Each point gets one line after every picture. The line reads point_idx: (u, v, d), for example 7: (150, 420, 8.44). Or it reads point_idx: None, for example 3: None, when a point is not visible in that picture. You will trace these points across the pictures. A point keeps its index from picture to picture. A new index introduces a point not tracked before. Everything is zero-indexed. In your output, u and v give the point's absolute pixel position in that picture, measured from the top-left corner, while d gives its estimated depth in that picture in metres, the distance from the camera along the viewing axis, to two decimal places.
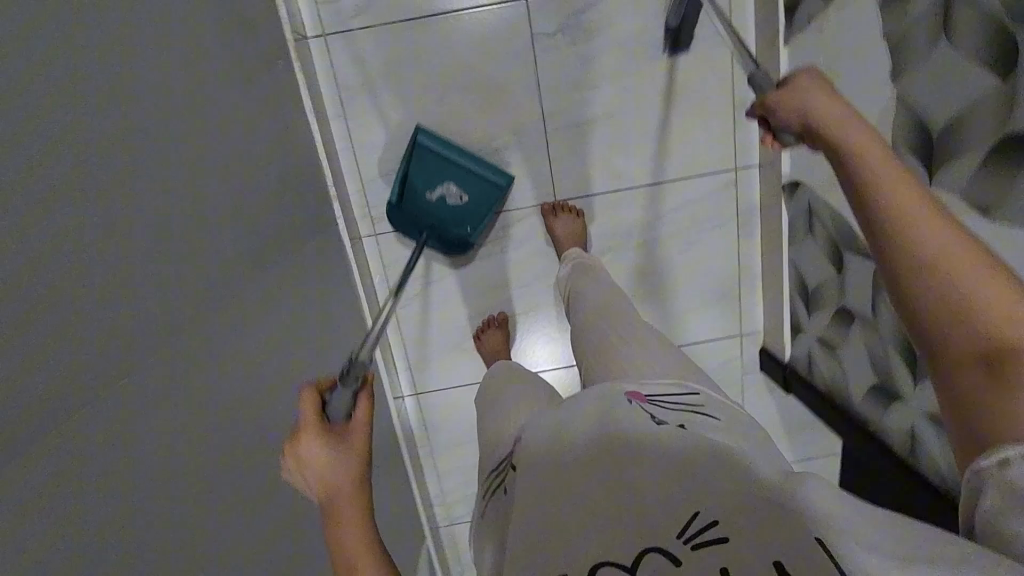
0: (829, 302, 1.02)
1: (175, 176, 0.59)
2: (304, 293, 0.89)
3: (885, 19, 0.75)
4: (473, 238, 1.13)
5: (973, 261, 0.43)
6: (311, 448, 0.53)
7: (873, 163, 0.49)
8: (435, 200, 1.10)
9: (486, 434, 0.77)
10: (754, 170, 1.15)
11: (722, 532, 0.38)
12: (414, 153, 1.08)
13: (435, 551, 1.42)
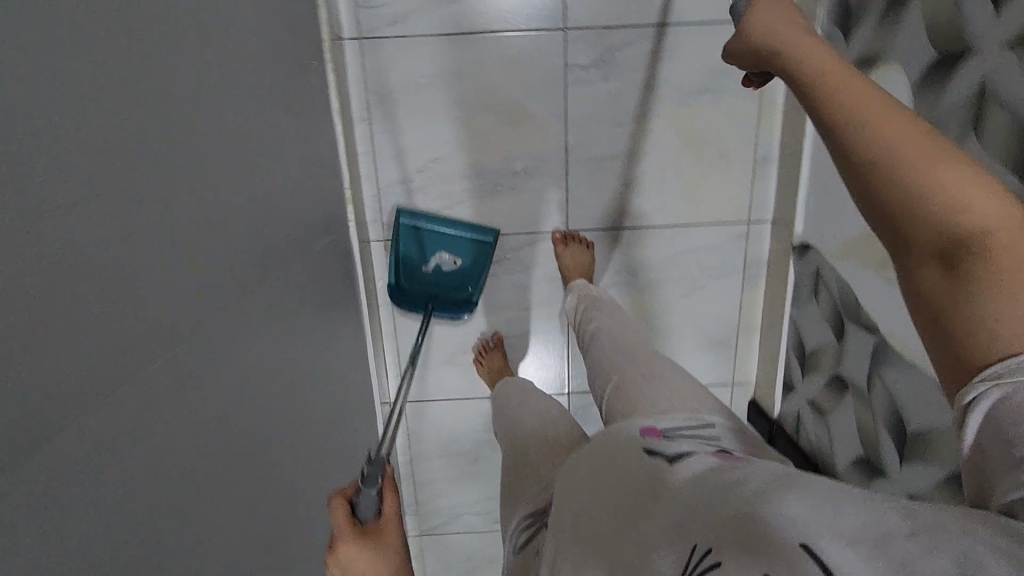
0: (824, 367, 1.03)
1: (195, 174, 0.58)
2: (309, 294, 0.89)
3: (916, 104, 0.76)
4: (475, 297, 1.17)
5: (919, 144, 0.42)
6: (349, 555, 0.56)
7: (820, 83, 0.49)
8: (432, 270, 1.17)
9: (512, 455, 0.79)
10: (766, 225, 1.16)
11: (715, 560, 0.38)
12: (397, 233, 1.14)
13: None
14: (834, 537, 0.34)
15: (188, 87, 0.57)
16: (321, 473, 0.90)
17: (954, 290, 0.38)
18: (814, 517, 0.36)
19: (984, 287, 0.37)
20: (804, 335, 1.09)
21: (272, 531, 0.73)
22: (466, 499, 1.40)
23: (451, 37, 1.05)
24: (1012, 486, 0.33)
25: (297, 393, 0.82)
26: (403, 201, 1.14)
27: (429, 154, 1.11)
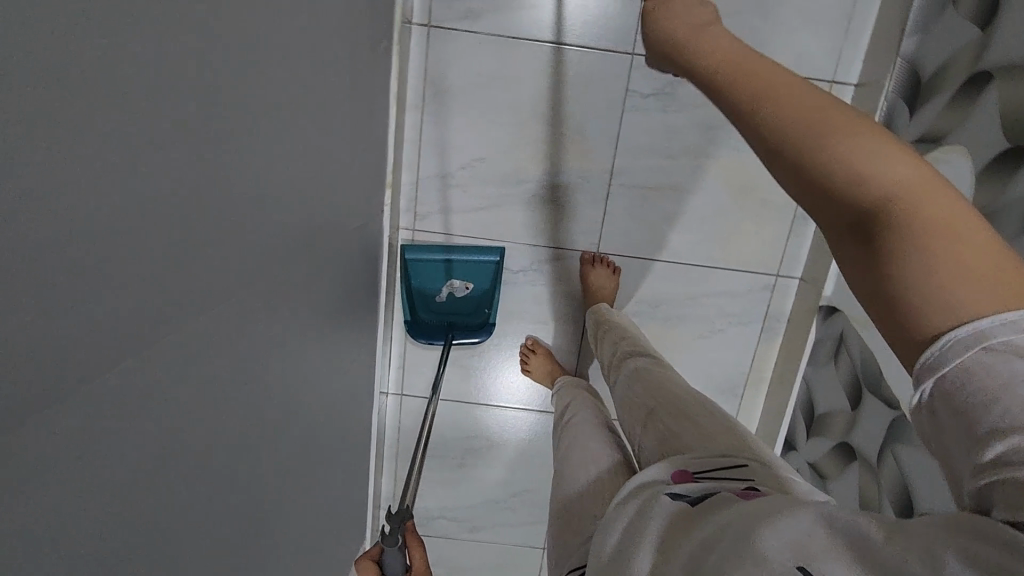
0: (833, 432, 1.02)
1: (278, 136, 0.56)
2: (341, 273, 0.86)
3: (979, 192, 0.76)
4: (493, 318, 1.16)
5: (817, 117, 0.38)
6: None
7: (720, 74, 0.45)
8: (445, 299, 1.15)
9: (556, 495, 0.80)
10: (794, 282, 1.16)
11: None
12: (408, 268, 1.13)
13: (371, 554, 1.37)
14: (827, 549, 0.34)
15: (283, 45, 0.56)
16: (319, 457, 0.87)
17: (879, 270, 0.34)
18: (788, 541, 0.36)
19: (908, 261, 0.33)
20: (816, 397, 1.09)
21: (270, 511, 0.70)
22: (444, 504, 1.37)
23: (520, 42, 1.04)
24: (980, 481, 0.29)
25: (313, 373, 0.80)
26: (440, 195, 1.13)
27: (474, 153, 1.10)
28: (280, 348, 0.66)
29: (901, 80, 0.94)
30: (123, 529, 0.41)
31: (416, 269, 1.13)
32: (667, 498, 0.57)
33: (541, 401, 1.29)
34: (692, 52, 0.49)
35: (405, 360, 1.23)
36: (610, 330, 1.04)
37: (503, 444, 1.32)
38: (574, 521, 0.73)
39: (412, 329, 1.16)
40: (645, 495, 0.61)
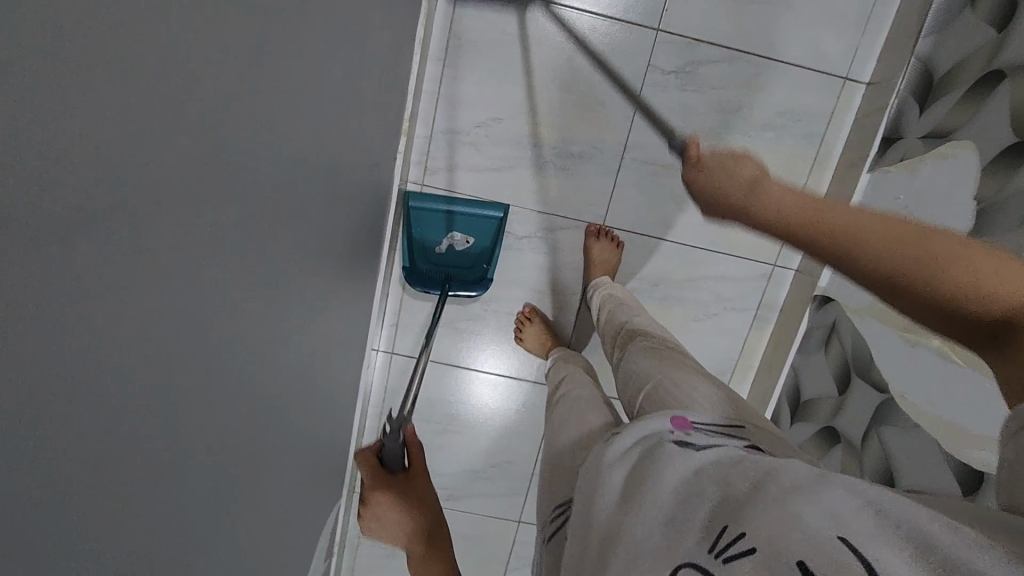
0: (818, 417, 1.05)
1: (342, 41, 0.56)
2: (360, 209, 0.85)
3: (984, 182, 0.79)
4: (491, 273, 1.14)
5: (914, 249, 0.38)
6: (386, 500, 0.58)
7: (780, 224, 0.44)
8: (444, 251, 1.14)
9: (551, 452, 0.80)
10: (789, 273, 1.19)
11: (750, 544, 0.36)
12: (410, 218, 1.11)
13: (346, 517, 1.34)
14: (881, 539, 0.33)
15: None
16: (326, 394, 0.86)
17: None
18: (830, 513, 0.35)
19: None
20: (803, 384, 1.12)
21: (293, 436, 0.69)
22: None
23: (549, 6, 1.05)
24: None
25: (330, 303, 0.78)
26: (453, 152, 1.12)
27: (491, 113, 1.10)
28: (315, 267, 0.65)
29: (913, 78, 0.98)
30: (220, 405, 0.40)
31: (417, 221, 1.12)
32: (672, 444, 0.55)
33: (527, 372, 1.28)
34: (734, 205, 0.48)
35: (399, 317, 1.22)
36: (614, 312, 1.05)
37: (486, 414, 1.31)
38: (567, 477, 0.71)
39: (410, 275, 1.12)
40: (649, 441, 0.58)
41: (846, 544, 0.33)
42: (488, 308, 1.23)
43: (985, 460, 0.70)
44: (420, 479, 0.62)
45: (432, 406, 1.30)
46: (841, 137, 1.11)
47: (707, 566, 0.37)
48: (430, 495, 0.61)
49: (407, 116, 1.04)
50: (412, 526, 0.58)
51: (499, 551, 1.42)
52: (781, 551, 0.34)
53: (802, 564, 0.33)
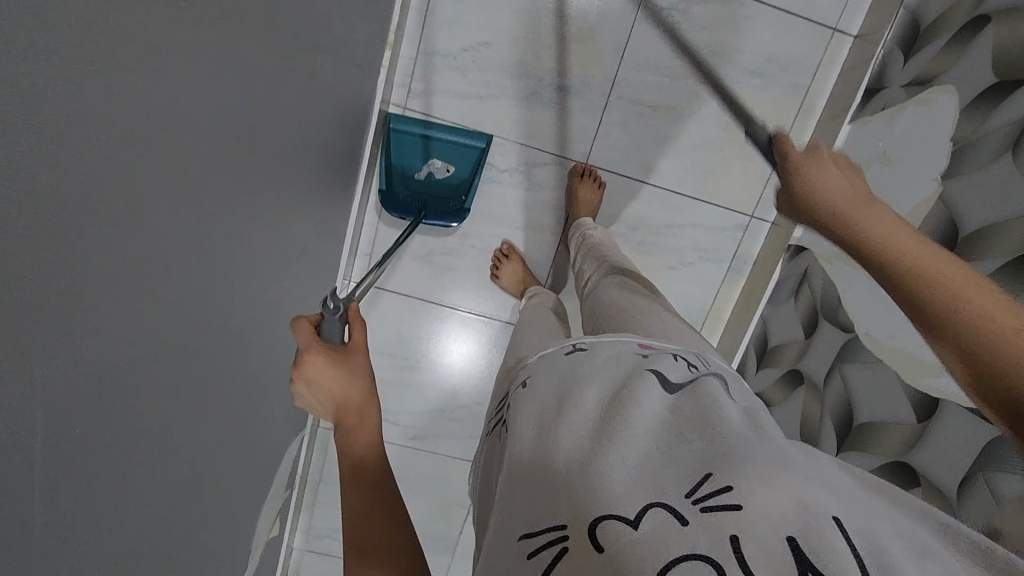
0: (784, 362, 1.08)
1: None
2: (336, 111, 0.82)
3: (960, 124, 0.80)
4: (470, 204, 1.13)
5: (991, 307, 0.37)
6: (312, 367, 0.60)
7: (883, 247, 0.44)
8: (423, 177, 1.12)
9: (511, 355, 0.80)
10: (765, 226, 1.20)
11: (737, 501, 0.36)
12: (390, 141, 1.09)
13: (309, 450, 1.32)
14: (875, 531, 0.33)
15: None
16: (291, 301, 0.83)
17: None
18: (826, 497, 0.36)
19: None
20: (772, 333, 1.14)
21: (246, 325, 0.66)
22: (389, 407, 1.33)
23: None
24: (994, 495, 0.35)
25: (296, 201, 0.75)
26: (438, 76, 1.09)
27: (478, 38, 1.07)
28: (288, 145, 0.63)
29: (900, 30, 1.00)
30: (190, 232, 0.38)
31: (396, 145, 1.10)
32: (651, 376, 0.52)
33: (499, 312, 1.27)
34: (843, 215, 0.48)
35: (373, 248, 1.19)
36: (592, 251, 1.04)
37: (454, 352, 1.29)
38: (511, 382, 0.67)
39: (386, 200, 1.11)
40: (627, 373, 0.55)
41: (839, 527, 0.33)
42: (465, 242, 1.22)
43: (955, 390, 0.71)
44: (359, 353, 0.64)
45: (396, 341, 1.28)
46: (825, 90, 1.11)
47: (682, 511, 0.37)
48: (368, 376, 0.63)
49: (392, 31, 1.00)
50: (338, 399, 0.61)
51: (460, 494, 1.42)
52: (775, 521, 0.34)
53: (794, 540, 0.33)
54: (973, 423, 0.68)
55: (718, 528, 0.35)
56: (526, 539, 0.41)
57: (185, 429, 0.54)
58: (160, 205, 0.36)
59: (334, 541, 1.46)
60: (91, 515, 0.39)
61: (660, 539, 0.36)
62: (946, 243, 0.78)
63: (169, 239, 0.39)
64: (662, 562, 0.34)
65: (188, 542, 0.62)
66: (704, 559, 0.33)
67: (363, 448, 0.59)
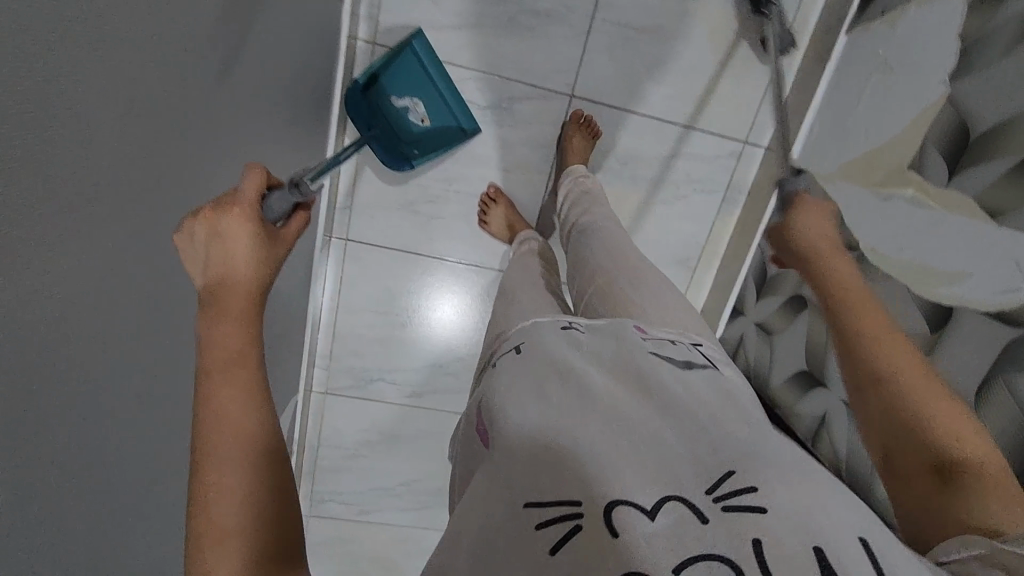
0: (785, 289, 1.06)
1: None
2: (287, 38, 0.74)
3: (967, 20, 0.76)
4: (414, 163, 1.04)
5: (923, 390, 0.50)
6: (238, 228, 0.51)
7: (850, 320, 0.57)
8: (396, 107, 1.00)
9: (511, 301, 0.77)
10: (759, 152, 1.16)
11: (762, 504, 0.34)
12: (400, 53, 0.98)
13: (302, 411, 1.29)
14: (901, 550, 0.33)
15: None
16: None
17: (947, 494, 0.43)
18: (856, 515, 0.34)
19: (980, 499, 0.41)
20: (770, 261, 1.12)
21: None
22: (383, 365, 1.29)
23: None
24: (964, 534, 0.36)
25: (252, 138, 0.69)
26: (407, 6, 1.01)
27: None
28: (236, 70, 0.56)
29: None
30: None
31: (399, 58, 0.98)
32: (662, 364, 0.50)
33: (490, 261, 1.23)
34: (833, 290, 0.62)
35: (353, 202, 1.15)
36: (578, 200, 0.98)
37: (446, 307, 1.25)
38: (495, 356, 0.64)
39: (353, 91, 0.99)
40: (627, 347, 0.53)
41: (866, 548, 0.32)
42: (450, 190, 1.16)
43: (971, 296, 0.69)
44: (279, 246, 0.57)
45: (386, 298, 1.23)
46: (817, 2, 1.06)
47: (703, 508, 0.35)
48: (271, 276, 0.54)
49: None
50: (227, 278, 0.51)
51: None
52: (801, 529, 0.32)
53: (822, 551, 0.31)
54: (990, 327, 0.66)
55: (740, 529, 0.33)
56: (531, 508, 0.38)
57: (142, 392, 0.49)
58: (32, 78, 0.29)
59: (338, 504, 1.44)
60: (15, 483, 0.33)
61: (679, 536, 0.33)
62: (955, 147, 0.75)
63: (52, 127, 0.32)
64: (680, 557, 0.32)
65: (172, 515, 0.58)
66: (723, 561, 0.31)
67: (238, 416, 0.47)
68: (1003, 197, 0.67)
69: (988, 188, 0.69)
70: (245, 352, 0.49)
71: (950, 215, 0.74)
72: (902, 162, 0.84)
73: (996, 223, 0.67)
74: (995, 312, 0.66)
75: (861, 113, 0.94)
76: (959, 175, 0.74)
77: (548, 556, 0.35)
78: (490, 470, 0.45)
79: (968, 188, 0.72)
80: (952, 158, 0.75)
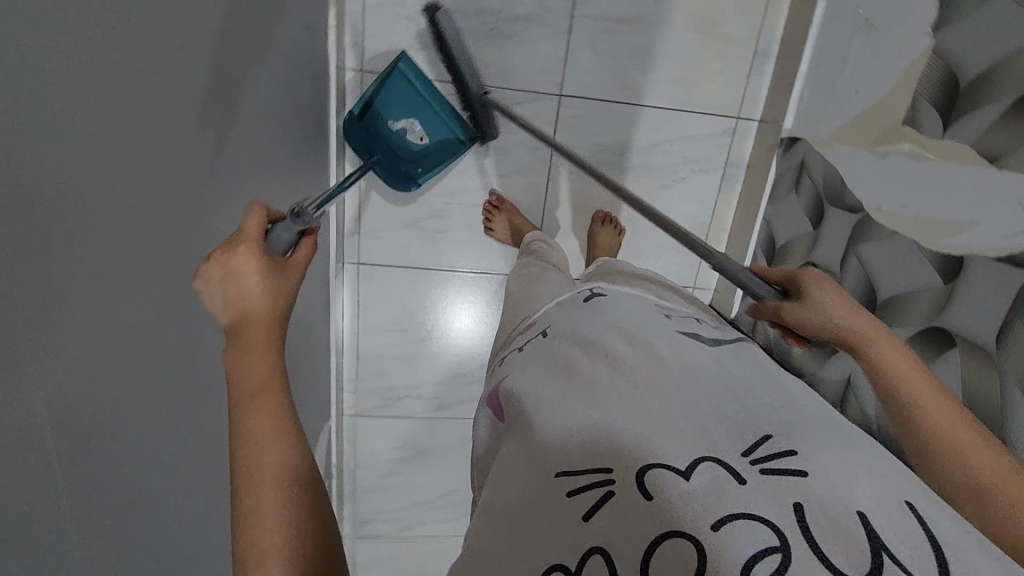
0: (795, 259, 1.06)
1: None
2: (277, 78, 0.77)
3: None
4: (420, 181, 1.06)
5: (989, 463, 0.48)
6: (247, 265, 0.53)
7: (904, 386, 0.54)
8: (394, 131, 1.02)
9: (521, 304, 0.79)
10: (752, 125, 1.16)
11: (802, 468, 0.37)
12: (391, 76, 0.99)
13: (335, 435, 1.32)
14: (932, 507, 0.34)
15: None
16: None
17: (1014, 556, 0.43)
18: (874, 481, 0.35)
19: None
20: (778, 232, 1.13)
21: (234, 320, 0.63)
22: (409, 382, 1.32)
23: None
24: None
25: (254, 176, 0.71)
26: (390, 30, 1.04)
27: None
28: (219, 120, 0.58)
29: None
30: None
31: (389, 82, 0.99)
32: (687, 335, 0.56)
33: (500, 267, 1.25)
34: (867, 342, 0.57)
35: (360, 227, 1.18)
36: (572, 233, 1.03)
37: (464, 317, 1.27)
38: (518, 340, 0.69)
39: (350, 123, 1.02)
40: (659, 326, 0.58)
41: (913, 511, 0.35)
42: (453, 203, 1.18)
43: (980, 244, 0.69)
44: (291, 272, 0.59)
45: (403, 316, 1.25)
46: None
47: (739, 469, 0.38)
48: (288, 303, 0.57)
49: None
50: (248, 313, 0.53)
51: None
52: (843, 497, 0.35)
53: (865, 516, 0.34)
54: (1000, 273, 0.66)
55: (780, 492, 0.36)
56: (563, 478, 0.41)
57: None
58: None
59: (381, 522, 1.47)
60: None
61: (714, 497, 0.36)
62: (947, 96, 0.75)
63: None
64: (719, 516, 0.35)
65: None
66: (765, 521, 0.34)
67: (271, 448, 0.49)
68: (999, 142, 0.67)
69: (982, 135, 0.69)
70: (270, 382, 0.51)
71: (949, 166, 0.74)
72: (896, 119, 0.84)
73: (996, 167, 0.67)
74: (1006, 256, 0.66)
75: (849, 74, 0.95)
76: (953, 125, 0.74)
77: (583, 522, 0.38)
78: (516, 459, 0.47)
79: (964, 136, 0.72)
80: (945, 108, 0.75)
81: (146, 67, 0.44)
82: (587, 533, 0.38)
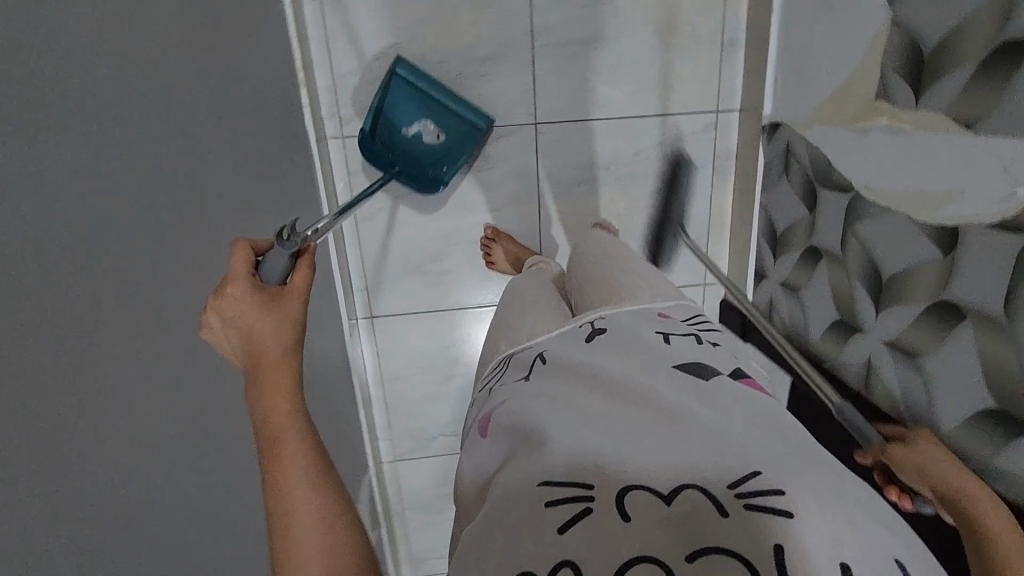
0: (798, 244, 1.04)
1: None
2: (259, 168, 0.81)
3: None
4: (447, 178, 1.11)
5: None
6: (238, 302, 0.56)
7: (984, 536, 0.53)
8: (411, 136, 1.08)
9: (505, 322, 0.77)
10: (734, 115, 1.15)
11: (788, 509, 0.36)
12: (391, 84, 1.04)
13: (377, 483, 1.36)
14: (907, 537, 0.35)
15: None
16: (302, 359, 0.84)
17: None
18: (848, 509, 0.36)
19: None
20: (776, 219, 1.11)
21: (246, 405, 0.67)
22: (439, 421, 1.35)
23: None
24: None
25: None
26: (362, 93, 1.08)
27: (388, 40, 1.05)
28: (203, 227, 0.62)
29: None
30: None
31: (392, 91, 1.04)
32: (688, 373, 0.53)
33: None
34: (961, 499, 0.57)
35: (366, 282, 1.22)
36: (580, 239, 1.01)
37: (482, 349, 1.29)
38: (516, 358, 0.66)
39: (366, 141, 1.06)
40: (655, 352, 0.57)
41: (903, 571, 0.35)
42: (451, 244, 1.21)
43: (972, 213, 0.67)
44: (294, 297, 0.60)
45: (422, 356, 1.28)
46: None
47: (722, 500, 0.38)
48: (297, 327, 0.58)
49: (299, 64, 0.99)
50: (257, 350, 0.56)
51: None
52: (832, 543, 0.35)
53: (848, 568, 0.34)
54: (993, 243, 0.65)
55: (762, 532, 0.35)
56: (544, 488, 0.42)
57: None
58: None
59: (435, 560, 1.49)
60: None
61: (694, 528, 0.37)
62: (914, 66, 0.74)
63: None
64: (696, 547, 0.36)
65: None
66: (739, 558, 0.35)
67: (297, 487, 0.51)
68: (970, 109, 0.66)
69: (953, 103, 0.68)
70: (292, 418, 0.54)
71: (928, 136, 0.72)
72: (869, 93, 0.82)
73: (973, 133, 0.65)
74: (998, 222, 0.64)
75: (817, 54, 0.93)
76: (924, 95, 0.72)
77: (557, 534, 0.39)
78: (505, 473, 0.47)
79: (937, 105, 0.71)
80: (914, 78, 0.74)
81: (125, 207, 0.48)
82: (561, 546, 0.38)
